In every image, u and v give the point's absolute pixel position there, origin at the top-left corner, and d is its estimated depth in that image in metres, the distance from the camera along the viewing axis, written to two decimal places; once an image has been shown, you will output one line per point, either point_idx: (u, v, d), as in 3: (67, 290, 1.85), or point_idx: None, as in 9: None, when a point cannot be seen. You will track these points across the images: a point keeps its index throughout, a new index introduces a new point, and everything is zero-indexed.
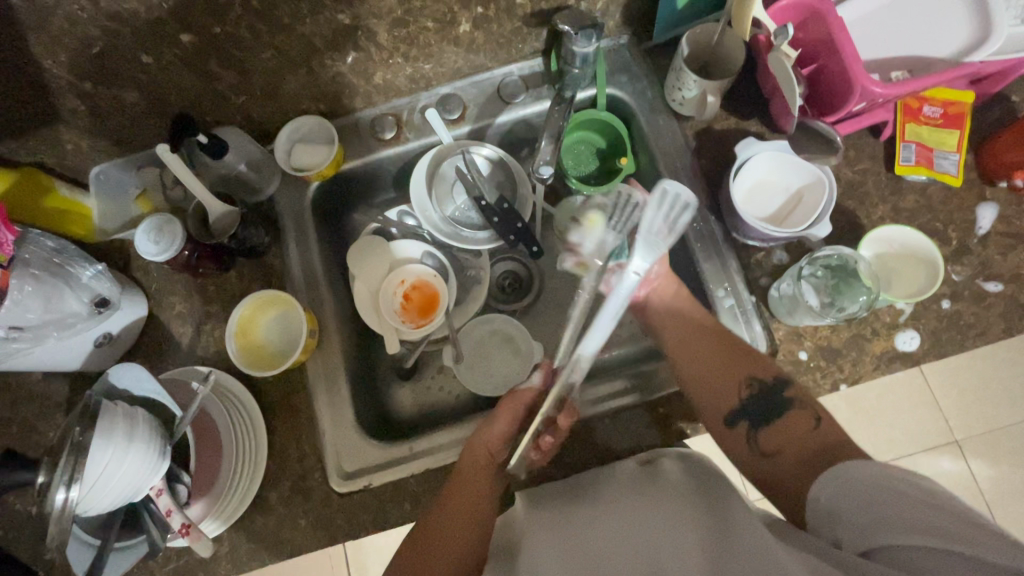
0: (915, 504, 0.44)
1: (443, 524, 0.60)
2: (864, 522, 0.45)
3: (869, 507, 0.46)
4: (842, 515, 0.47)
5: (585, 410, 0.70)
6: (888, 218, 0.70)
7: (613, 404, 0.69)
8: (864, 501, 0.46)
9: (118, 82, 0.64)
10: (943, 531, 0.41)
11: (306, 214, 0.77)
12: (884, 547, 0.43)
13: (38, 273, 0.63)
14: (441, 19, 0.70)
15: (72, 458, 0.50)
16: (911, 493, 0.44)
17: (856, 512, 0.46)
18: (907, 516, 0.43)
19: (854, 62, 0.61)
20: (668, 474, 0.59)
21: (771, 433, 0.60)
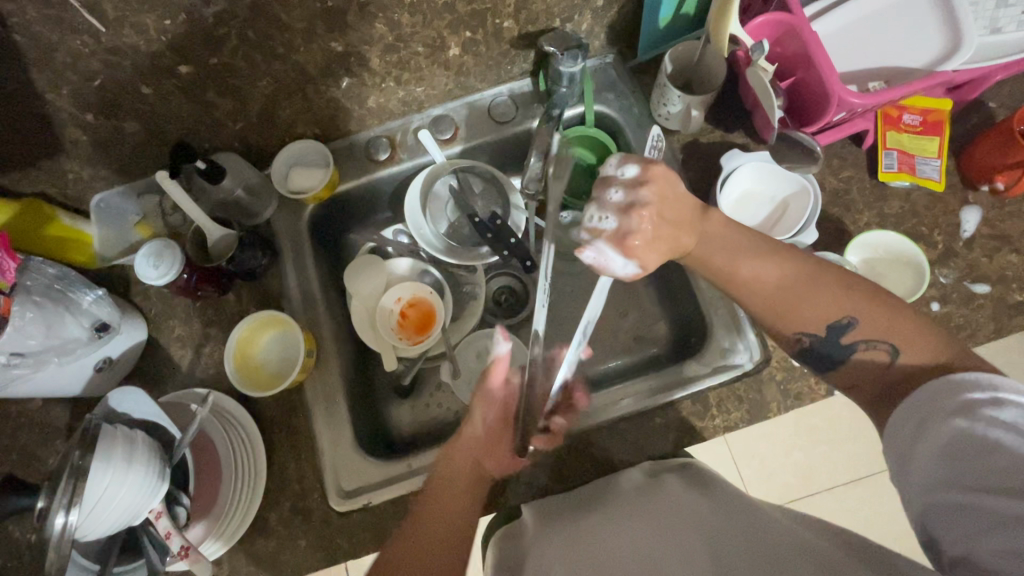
0: (976, 459, 0.42)
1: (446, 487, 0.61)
2: (930, 478, 0.44)
3: (930, 455, 0.45)
4: (914, 476, 0.46)
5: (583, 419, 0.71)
6: (874, 224, 0.72)
7: (612, 413, 0.70)
8: (928, 452, 0.45)
9: (117, 112, 0.66)
10: (1004, 488, 0.40)
11: (303, 236, 0.79)
12: (943, 508, 0.43)
13: (40, 300, 0.63)
14: (431, 44, 0.72)
15: (72, 482, 0.50)
16: (970, 443, 0.42)
17: (915, 468, 0.46)
18: (969, 472, 0.42)
19: (830, 75, 0.63)
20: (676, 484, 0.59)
21: None
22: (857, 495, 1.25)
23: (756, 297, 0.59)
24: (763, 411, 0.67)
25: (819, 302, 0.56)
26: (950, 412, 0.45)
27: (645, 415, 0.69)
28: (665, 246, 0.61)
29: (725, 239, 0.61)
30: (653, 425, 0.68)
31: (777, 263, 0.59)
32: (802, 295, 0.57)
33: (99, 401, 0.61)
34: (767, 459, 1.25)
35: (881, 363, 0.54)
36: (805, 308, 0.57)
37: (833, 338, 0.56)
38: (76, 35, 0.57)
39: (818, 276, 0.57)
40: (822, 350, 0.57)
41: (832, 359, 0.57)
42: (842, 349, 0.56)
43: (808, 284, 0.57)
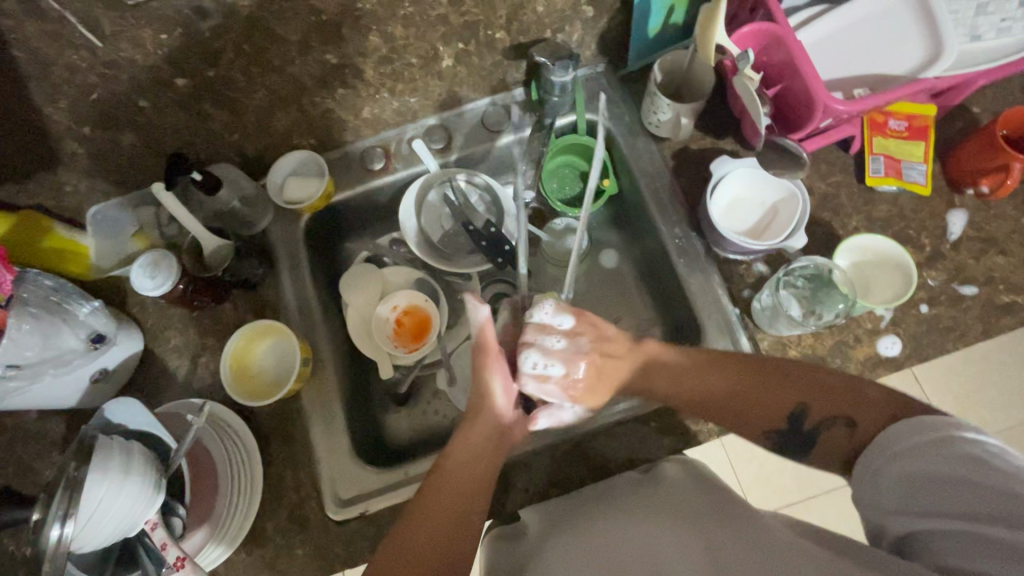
0: (946, 487, 0.43)
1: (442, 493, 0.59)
2: (901, 505, 0.46)
3: (906, 487, 0.46)
4: (886, 504, 0.47)
5: (582, 427, 0.70)
6: (862, 228, 0.73)
7: (608, 418, 0.70)
8: (903, 487, 0.46)
9: (115, 125, 0.67)
10: (973, 515, 0.42)
11: (298, 245, 0.80)
12: (924, 536, 0.44)
13: (36, 311, 0.63)
14: (425, 56, 0.74)
15: (68, 493, 0.51)
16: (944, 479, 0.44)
17: (891, 496, 0.47)
18: (944, 506, 0.43)
19: (814, 83, 0.64)
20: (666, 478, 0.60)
21: None
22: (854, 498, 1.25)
23: (702, 412, 0.62)
24: None
25: (769, 403, 0.59)
26: (919, 448, 0.46)
27: (640, 420, 0.69)
28: (607, 385, 0.66)
29: (664, 364, 0.64)
30: (649, 430, 0.68)
31: (718, 387, 0.61)
32: (743, 408, 0.60)
33: (95, 413, 0.61)
34: (764, 463, 1.25)
35: (843, 442, 0.55)
36: (756, 412, 0.60)
37: (793, 432, 0.58)
38: (74, 49, 0.60)
39: (750, 385, 0.60)
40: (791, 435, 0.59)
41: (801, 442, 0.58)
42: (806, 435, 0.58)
43: (756, 399, 0.59)
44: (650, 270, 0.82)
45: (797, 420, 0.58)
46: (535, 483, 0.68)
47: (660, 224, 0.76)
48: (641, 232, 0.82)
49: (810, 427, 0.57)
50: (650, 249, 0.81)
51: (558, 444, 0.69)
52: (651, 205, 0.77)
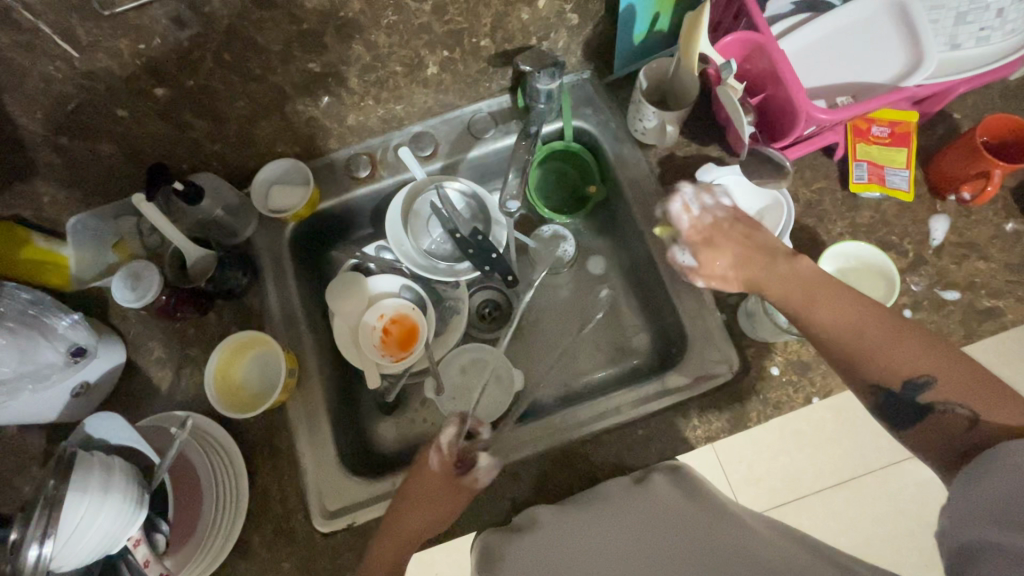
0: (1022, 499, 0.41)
1: (413, 523, 0.62)
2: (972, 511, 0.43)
3: (985, 503, 0.43)
4: (962, 512, 0.44)
5: (569, 432, 0.71)
6: (846, 234, 0.74)
7: (596, 426, 0.70)
8: (985, 503, 0.42)
9: (92, 136, 0.66)
10: None
11: (284, 254, 0.79)
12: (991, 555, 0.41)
13: (14, 326, 0.63)
14: (410, 64, 0.72)
15: (45, 513, 0.50)
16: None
17: (962, 505, 0.44)
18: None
19: (797, 92, 0.64)
20: (662, 495, 0.58)
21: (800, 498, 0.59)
22: (843, 497, 1.26)
23: (834, 331, 0.57)
24: (745, 421, 0.67)
25: (907, 356, 0.53)
26: (1017, 467, 0.42)
27: (629, 427, 0.69)
28: (744, 258, 0.65)
29: (809, 280, 0.60)
30: (638, 437, 0.69)
31: (868, 313, 0.56)
32: (884, 342, 0.55)
33: (75, 429, 0.60)
34: (755, 463, 1.26)
35: (961, 428, 0.50)
36: (881, 359, 0.54)
37: (908, 396, 0.53)
38: (50, 61, 0.56)
39: (905, 327, 0.55)
40: (893, 400, 0.54)
41: (904, 414, 0.53)
42: (918, 408, 0.53)
43: (899, 334, 0.54)
44: (638, 276, 0.82)
45: (910, 391, 0.53)
46: (522, 491, 0.68)
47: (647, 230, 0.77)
48: (628, 238, 0.82)
49: (925, 401, 0.52)
50: (638, 255, 0.81)
51: (544, 453, 0.69)
52: (637, 212, 0.77)
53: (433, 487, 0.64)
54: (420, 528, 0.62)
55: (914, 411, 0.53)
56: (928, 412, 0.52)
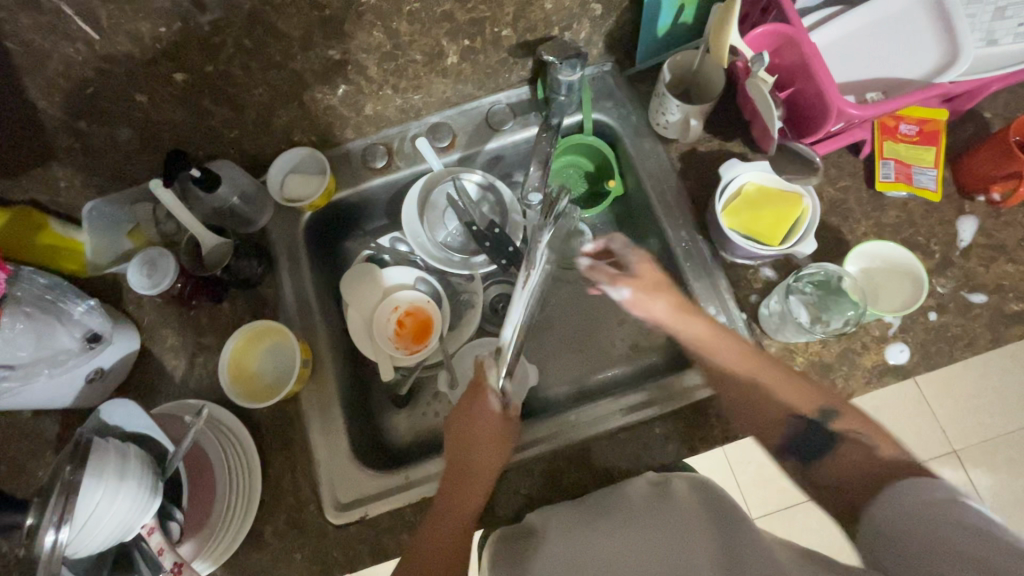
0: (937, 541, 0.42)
1: (480, 459, 0.64)
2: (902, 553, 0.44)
3: (904, 548, 0.44)
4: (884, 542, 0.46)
5: (583, 431, 0.70)
6: (871, 234, 0.72)
7: (611, 425, 0.70)
8: (899, 549, 0.44)
9: (110, 120, 0.65)
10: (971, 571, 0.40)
11: (298, 243, 0.78)
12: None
13: (30, 310, 0.62)
14: (430, 53, 0.71)
15: (61, 500, 0.49)
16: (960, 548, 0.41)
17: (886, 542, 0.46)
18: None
19: (829, 88, 0.62)
20: (681, 501, 0.57)
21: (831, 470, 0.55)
22: None
23: (723, 378, 0.63)
24: None
25: (777, 406, 0.60)
26: (917, 513, 0.44)
27: (644, 426, 0.68)
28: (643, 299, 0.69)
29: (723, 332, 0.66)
30: (654, 436, 0.68)
31: (756, 359, 0.62)
32: (736, 388, 0.62)
33: (90, 416, 0.60)
34: (763, 465, 1.25)
35: (864, 454, 0.53)
36: (755, 399, 0.61)
37: (802, 436, 0.58)
38: (71, 43, 0.56)
39: (780, 370, 0.61)
40: (805, 434, 0.58)
41: (818, 445, 0.57)
42: (827, 439, 0.57)
43: (790, 381, 0.60)
44: None
45: (819, 426, 0.58)
46: (537, 487, 0.67)
47: (667, 226, 0.75)
48: (647, 234, 0.81)
49: (836, 430, 0.57)
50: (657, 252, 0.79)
51: (556, 450, 0.69)
52: (657, 207, 0.76)
53: (486, 414, 0.67)
54: (477, 465, 0.64)
55: (822, 440, 0.57)
56: (847, 431, 0.56)
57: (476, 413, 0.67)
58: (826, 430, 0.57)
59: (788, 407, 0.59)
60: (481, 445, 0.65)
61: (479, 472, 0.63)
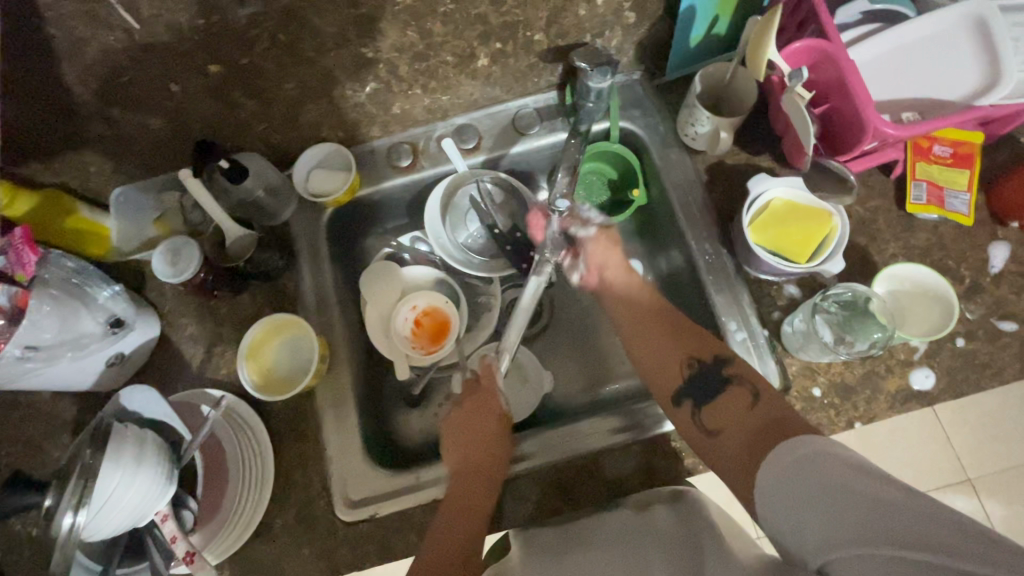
0: (834, 497, 0.41)
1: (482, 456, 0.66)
2: (813, 534, 0.41)
3: (805, 507, 0.42)
4: (790, 522, 0.43)
5: (591, 442, 0.69)
6: (900, 255, 0.71)
7: (619, 438, 0.68)
8: (792, 502, 0.43)
9: (142, 109, 0.66)
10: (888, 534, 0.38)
11: (320, 238, 0.78)
12: (839, 560, 0.40)
13: (57, 294, 0.63)
14: (461, 54, 0.71)
15: (80, 481, 0.51)
16: (851, 490, 0.40)
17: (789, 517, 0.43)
18: (853, 521, 0.39)
19: (865, 105, 0.61)
20: (660, 521, 0.57)
21: (713, 416, 0.61)
22: None
23: (646, 326, 0.71)
24: None
25: (678, 353, 0.67)
26: (796, 475, 0.44)
27: (659, 439, 0.68)
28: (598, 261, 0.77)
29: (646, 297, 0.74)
30: (668, 448, 0.67)
31: (665, 314, 0.71)
32: (660, 338, 0.69)
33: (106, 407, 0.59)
34: None
35: (744, 403, 0.59)
36: (665, 348, 0.68)
37: (693, 381, 0.64)
38: (111, 32, 0.56)
39: (680, 322, 0.70)
40: (701, 377, 0.64)
41: (709, 388, 0.63)
42: (718, 381, 0.63)
43: (686, 331, 0.68)
44: (675, 285, 0.80)
45: (716, 366, 0.64)
46: (547, 496, 0.66)
47: (690, 238, 0.74)
48: (669, 245, 0.80)
49: (726, 374, 0.63)
50: (679, 264, 0.78)
51: (559, 466, 0.68)
52: (681, 218, 0.75)
53: (489, 407, 0.71)
54: (481, 459, 0.67)
55: (712, 386, 0.63)
56: (733, 375, 0.63)
57: (473, 405, 0.71)
58: (719, 374, 0.63)
59: (690, 354, 0.66)
60: (488, 443, 0.68)
61: (485, 469, 0.65)
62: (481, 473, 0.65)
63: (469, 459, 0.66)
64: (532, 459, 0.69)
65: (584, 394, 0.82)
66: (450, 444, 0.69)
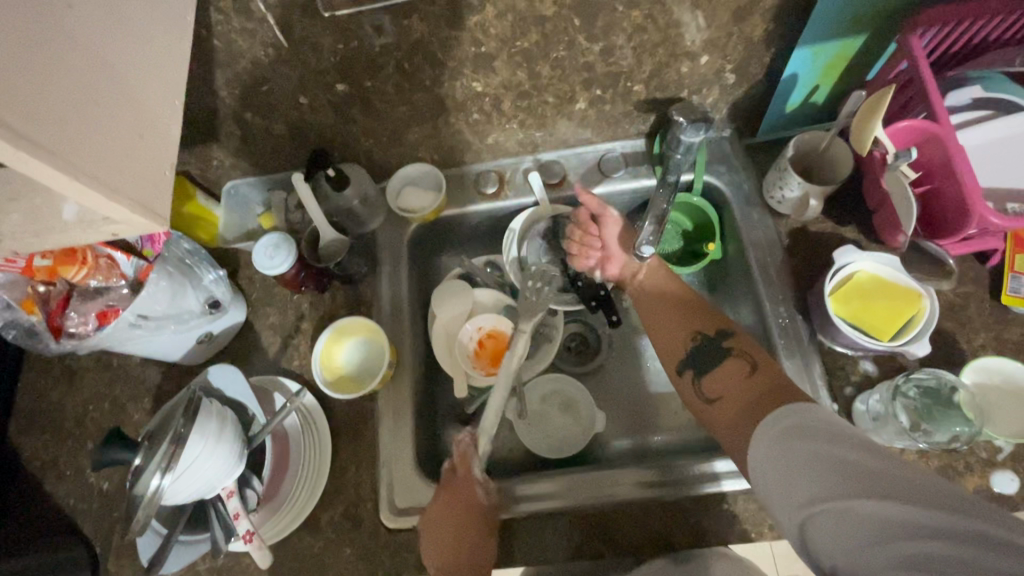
0: (825, 464, 0.44)
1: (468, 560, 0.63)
2: (802, 494, 0.45)
3: (793, 472, 0.46)
4: (776, 484, 0.47)
5: (626, 488, 0.68)
6: (990, 348, 0.68)
7: (654, 488, 0.68)
8: (781, 464, 0.47)
9: (270, 115, 0.73)
10: (879, 493, 0.41)
11: (402, 250, 0.82)
12: (818, 515, 0.43)
13: (172, 270, 0.68)
14: (562, 97, 0.75)
15: (171, 447, 0.54)
16: (838, 457, 0.44)
17: (776, 480, 0.47)
18: (837, 480, 0.43)
19: (972, 192, 0.60)
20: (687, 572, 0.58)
21: (711, 382, 0.64)
22: None
23: (656, 306, 0.74)
24: None
25: (680, 328, 0.70)
26: (786, 443, 0.48)
27: (708, 499, 0.66)
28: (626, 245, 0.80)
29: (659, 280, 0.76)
30: (720, 510, 0.66)
31: (672, 293, 0.74)
32: (667, 314, 0.72)
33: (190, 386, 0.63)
34: None
35: (740, 373, 0.62)
36: (673, 323, 0.71)
37: (697, 354, 0.67)
38: (263, 48, 0.63)
39: (687, 301, 0.73)
40: (703, 350, 0.67)
41: (709, 359, 0.66)
42: (719, 352, 0.65)
43: (690, 309, 0.71)
44: None
45: (719, 339, 0.67)
46: (585, 539, 0.66)
47: (765, 300, 0.73)
48: (740, 302, 0.80)
49: (726, 346, 0.65)
50: (749, 322, 0.78)
51: (598, 506, 0.67)
52: (758, 278, 0.74)
53: (471, 501, 0.67)
54: (467, 565, 0.63)
55: (712, 356, 0.66)
56: (735, 349, 0.65)
57: (450, 500, 0.67)
58: (721, 346, 0.66)
59: (696, 328, 0.69)
60: (473, 542, 0.64)
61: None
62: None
63: (453, 565, 0.62)
64: (559, 498, 0.69)
65: (634, 439, 0.81)
66: (431, 549, 0.64)
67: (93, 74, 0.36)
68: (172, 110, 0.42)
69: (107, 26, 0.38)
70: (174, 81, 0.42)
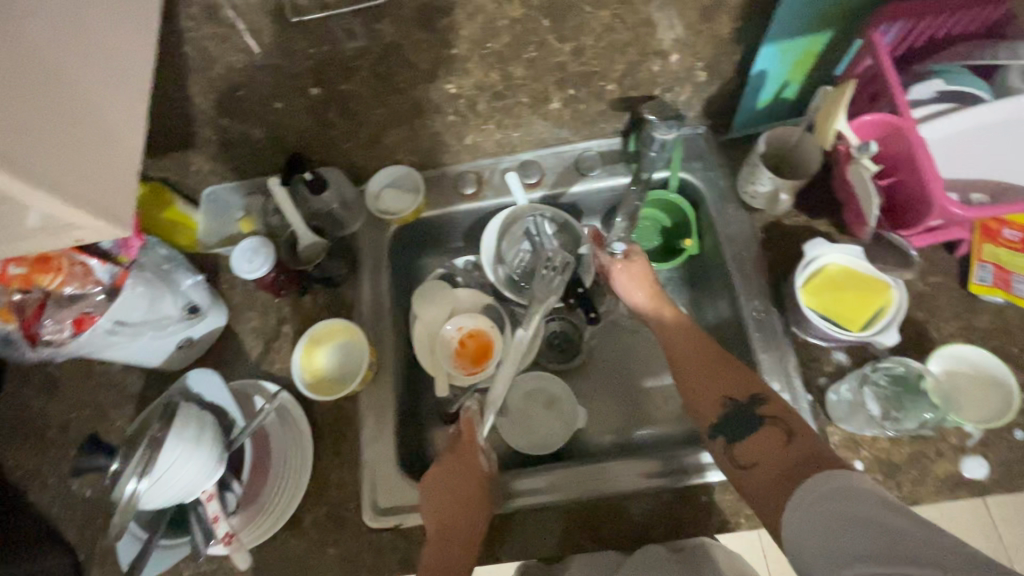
0: (863, 528, 0.42)
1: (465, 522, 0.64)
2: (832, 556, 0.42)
3: (826, 537, 0.43)
4: (807, 546, 0.44)
5: (612, 484, 0.68)
6: (959, 336, 0.69)
7: (641, 483, 0.68)
8: (817, 530, 0.44)
9: (246, 120, 0.73)
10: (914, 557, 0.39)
11: (383, 252, 0.82)
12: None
13: (150, 277, 0.69)
14: (537, 97, 0.76)
15: (147, 453, 0.55)
16: (880, 523, 0.41)
17: (809, 541, 0.44)
18: (873, 544, 0.41)
19: (933, 183, 0.61)
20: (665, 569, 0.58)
21: (746, 450, 0.57)
22: None
23: (679, 360, 0.67)
24: None
25: (711, 391, 0.62)
26: (824, 507, 0.45)
27: (687, 492, 0.67)
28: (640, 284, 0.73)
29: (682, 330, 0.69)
30: (698, 502, 0.66)
31: (692, 342, 0.67)
32: (696, 371, 0.64)
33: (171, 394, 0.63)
34: None
35: (778, 445, 0.55)
36: (704, 381, 0.63)
37: (729, 421, 0.60)
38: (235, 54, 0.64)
39: (721, 358, 0.64)
40: (735, 417, 0.60)
41: (743, 423, 0.59)
42: (753, 419, 0.59)
43: (718, 367, 0.64)
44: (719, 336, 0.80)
45: (752, 405, 0.59)
46: (569, 532, 0.67)
47: (740, 294, 0.74)
48: (717, 297, 0.81)
49: (761, 414, 0.58)
50: (726, 316, 0.79)
51: (583, 501, 0.68)
52: (733, 273, 0.75)
53: (472, 467, 0.68)
54: (462, 524, 0.63)
55: (744, 424, 0.59)
56: (768, 415, 0.58)
57: (454, 465, 0.68)
58: (753, 413, 0.59)
59: (725, 392, 0.62)
60: (472, 502, 0.65)
61: (464, 536, 0.63)
62: (459, 536, 0.62)
63: (448, 524, 0.63)
64: (548, 492, 0.69)
65: (616, 435, 0.82)
66: (430, 507, 0.65)
67: (56, 86, 0.36)
68: (128, 116, 0.42)
69: (63, 34, 0.37)
70: (129, 94, 0.42)
